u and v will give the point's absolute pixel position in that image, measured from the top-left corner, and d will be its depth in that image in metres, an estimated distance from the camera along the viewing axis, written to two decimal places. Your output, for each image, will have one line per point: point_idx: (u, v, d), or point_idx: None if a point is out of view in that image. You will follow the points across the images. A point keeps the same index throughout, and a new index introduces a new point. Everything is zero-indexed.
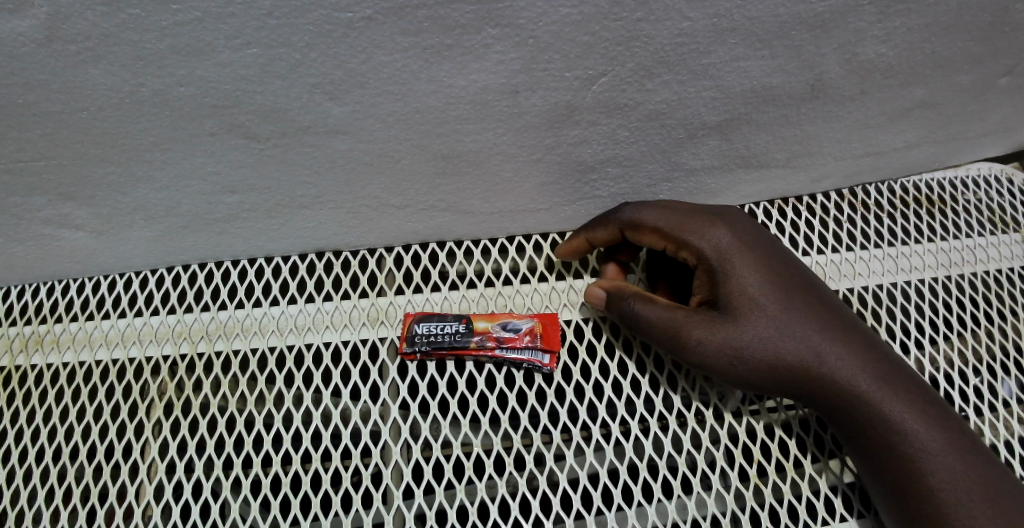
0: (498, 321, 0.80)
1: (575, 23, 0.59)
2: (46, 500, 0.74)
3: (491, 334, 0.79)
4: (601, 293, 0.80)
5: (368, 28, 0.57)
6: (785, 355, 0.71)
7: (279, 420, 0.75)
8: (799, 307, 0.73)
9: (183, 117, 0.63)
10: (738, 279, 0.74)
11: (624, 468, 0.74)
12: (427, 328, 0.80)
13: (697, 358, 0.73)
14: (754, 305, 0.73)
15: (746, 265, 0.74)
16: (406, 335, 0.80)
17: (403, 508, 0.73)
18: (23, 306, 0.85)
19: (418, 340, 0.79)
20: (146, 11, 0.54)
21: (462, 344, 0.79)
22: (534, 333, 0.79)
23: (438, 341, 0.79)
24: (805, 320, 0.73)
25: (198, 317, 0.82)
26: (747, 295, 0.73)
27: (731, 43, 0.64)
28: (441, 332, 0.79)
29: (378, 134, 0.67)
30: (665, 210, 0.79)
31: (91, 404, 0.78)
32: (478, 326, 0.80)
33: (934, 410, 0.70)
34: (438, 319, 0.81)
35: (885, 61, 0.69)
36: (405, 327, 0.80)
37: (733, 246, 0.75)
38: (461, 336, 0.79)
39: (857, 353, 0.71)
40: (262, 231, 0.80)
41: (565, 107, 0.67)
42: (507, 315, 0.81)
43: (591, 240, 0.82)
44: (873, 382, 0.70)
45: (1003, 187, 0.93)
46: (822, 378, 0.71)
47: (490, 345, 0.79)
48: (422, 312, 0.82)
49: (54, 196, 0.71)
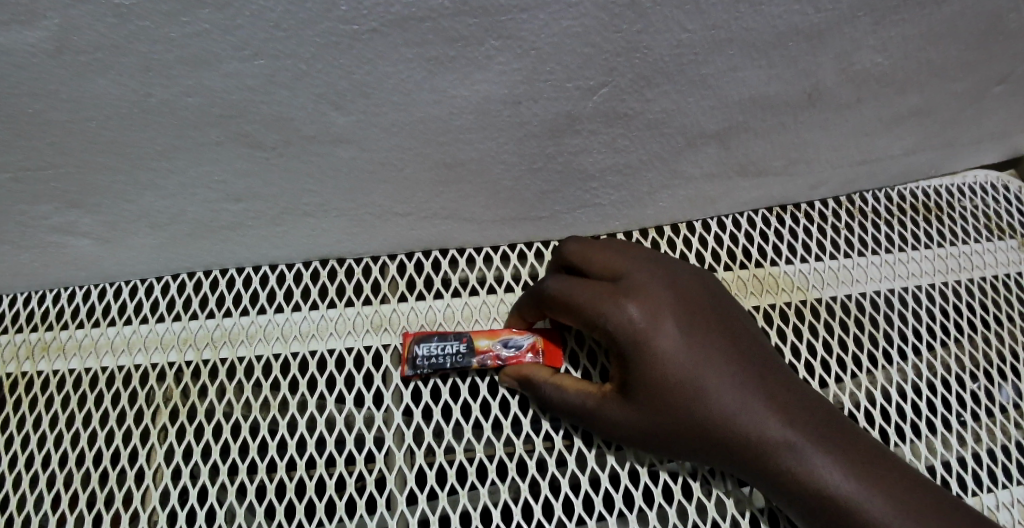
0: (499, 340, 0.80)
1: (576, 35, 0.60)
2: (53, 505, 0.75)
3: (493, 354, 0.80)
4: (514, 381, 0.79)
5: (372, 40, 0.58)
6: (708, 434, 0.70)
7: (283, 425, 0.76)
8: (715, 377, 0.70)
9: (189, 126, 0.64)
10: (654, 360, 0.71)
11: (624, 473, 0.74)
12: (428, 350, 0.80)
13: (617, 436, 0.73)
14: (670, 385, 0.70)
15: (661, 340, 0.71)
16: (408, 355, 0.80)
17: (408, 513, 0.73)
18: (30, 312, 0.85)
19: (420, 364, 0.79)
20: (155, 23, 0.55)
21: (466, 365, 0.79)
22: (535, 350, 0.81)
23: (441, 364, 0.79)
24: (727, 391, 0.70)
25: (203, 324, 0.83)
26: (664, 373, 0.70)
27: (730, 54, 0.65)
28: (443, 354, 0.79)
29: (382, 143, 0.68)
30: (575, 290, 0.75)
31: (97, 410, 0.79)
32: (481, 347, 0.80)
33: (876, 472, 0.67)
34: (441, 338, 0.80)
35: (881, 71, 0.70)
36: (406, 348, 0.80)
37: (648, 321, 0.72)
38: (463, 356, 0.79)
39: (789, 421, 0.69)
40: (266, 238, 0.81)
41: (567, 116, 0.68)
42: (507, 330, 0.81)
43: (525, 313, 0.80)
44: (810, 450, 0.67)
45: (999, 194, 0.94)
46: (752, 455, 0.69)
47: (492, 366, 0.80)
48: (421, 330, 0.82)
49: (61, 204, 0.72)
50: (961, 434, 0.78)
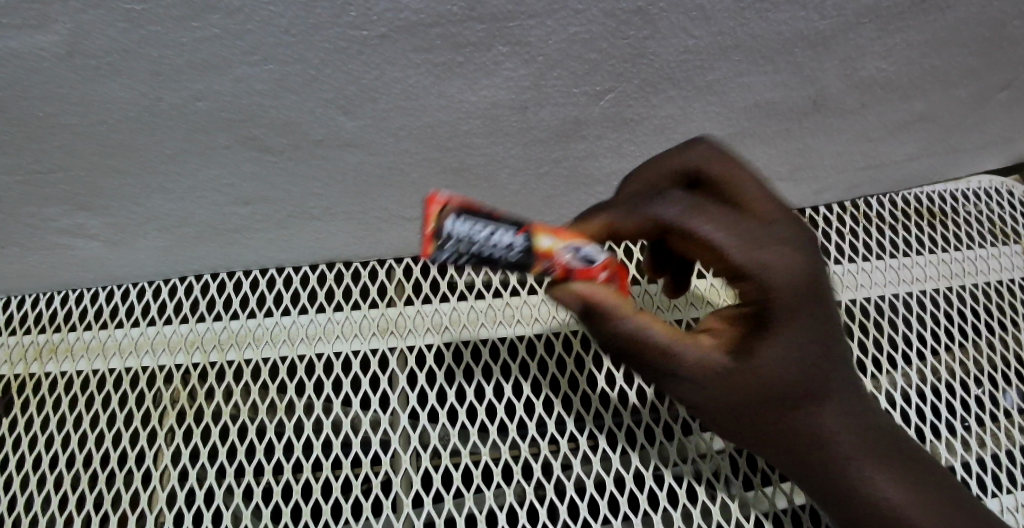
0: (570, 239, 0.54)
1: (583, 41, 0.61)
2: (60, 506, 0.75)
3: (561, 261, 0.54)
4: (579, 305, 0.54)
5: (381, 46, 0.59)
6: (795, 414, 0.57)
7: (290, 428, 0.77)
8: (824, 359, 0.57)
9: (199, 130, 0.65)
10: (789, 342, 0.55)
11: (630, 477, 0.75)
12: (466, 227, 0.51)
13: (687, 395, 0.56)
14: (788, 372, 0.55)
15: (802, 325, 0.55)
16: (435, 228, 0.51)
17: (414, 515, 0.73)
18: (37, 314, 0.86)
19: (449, 241, 0.51)
20: (166, 28, 0.56)
21: (514, 261, 0.52)
22: (611, 272, 0.56)
23: (479, 251, 0.51)
24: (827, 375, 0.57)
25: (210, 326, 0.83)
26: (788, 360, 0.55)
27: (735, 60, 0.65)
28: (483, 237, 0.51)
29: (389, 148, 0.69)
30: (720, 221, 0.54)
31: (105, 412, 0.79)
32: (544, 246, 0.53)
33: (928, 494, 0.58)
34: (488, 219, 0.52)
35: (886, 76, 0.70)
36: (433, 213, 0.51)
37: (798, 300, 0.54)
38: (513, 249, 0.52)
39: (860, 424, 0.58)
40: (273, 241, 0.81)
41: (573, 121, 0.69)
42: (578, 237, 0.55)
43: (617, 231, 0.57)
44: (870, 456, 0.58)
45: (1003, 199, 0.94)
46: (817, 446, 0.57)
47: (556, 275, 0.54)
48: (465, 198, 0.52)
49: (71, 206, 0.73)
50: (965, 438, 0.78)
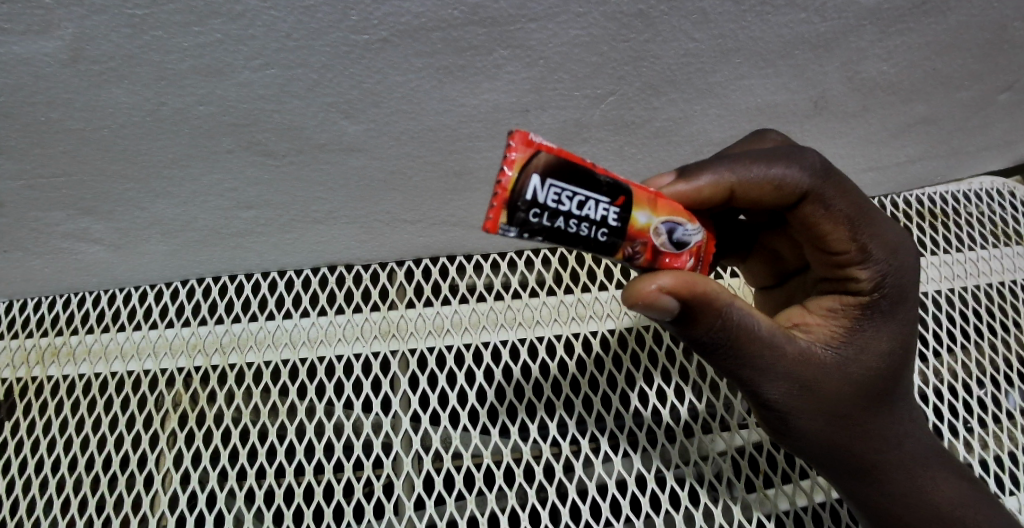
0: (663, 217, 0.54)
1: (584, 45, 0.61)
2: (63, 509, 0.76)
3: (649, 241, 0.54)
4: (674, 302, 0.55)
5: (383, 50, 0.59)
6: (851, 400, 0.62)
7: (292, 432, 0.77)
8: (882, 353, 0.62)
9: (202, 134, 0.65)
10: (868, 334, 0.61)
11: (632, 480, 0.75)
12: (556, 199, 0.49)
13: (773, 394, 0.60)
14: (851, 359, 0.61)
15: (885, 316, 0.62)
16: (508, 194, 0.48)
17: (415, 518, 0.73)
18: (39, 318, 0.86)
19: (539, 215, 0.49)
20: (169, 33, 0.56)
21: (606, 239, 0.52)
22: (698, 256, 0.57)
23: (568, 228, 0.50)
24: (885, 368, 0.62)
25: (212, 329, 0.84)
26: (864, 349, 0.61)
27: (736, 63, 0.65)
28: (575, 213, 0.50)
29: (391, 151, 0.69)
30: (854, 205, 0.59)
31: (107, 415, 0.80)
32: (637, 224, 0.53)
33: (940, 476, 0.65)
34: (573, 189, 0.50)
35: (887, 79, 0.70)
36: (523, 179, 0.48)
37: (903, 298, 0.62)
38: (604, 226, 0.51)
39: (898, 413, 0.64)
40: (275, 245, 0.81)
41: (574, 124, 0.69)
42: (677, 212, 0.55)
43: (736, 189, 0.58)
44: (899, 440, 0.64)
45: (1005, 200, 0.94)
46: (862, 429, 0.63)
47: (642, 257, 0.54)
48: (555, 158, 0.49)
49: (74, 211, 0.73)
50: (968, 441, 0.78)
